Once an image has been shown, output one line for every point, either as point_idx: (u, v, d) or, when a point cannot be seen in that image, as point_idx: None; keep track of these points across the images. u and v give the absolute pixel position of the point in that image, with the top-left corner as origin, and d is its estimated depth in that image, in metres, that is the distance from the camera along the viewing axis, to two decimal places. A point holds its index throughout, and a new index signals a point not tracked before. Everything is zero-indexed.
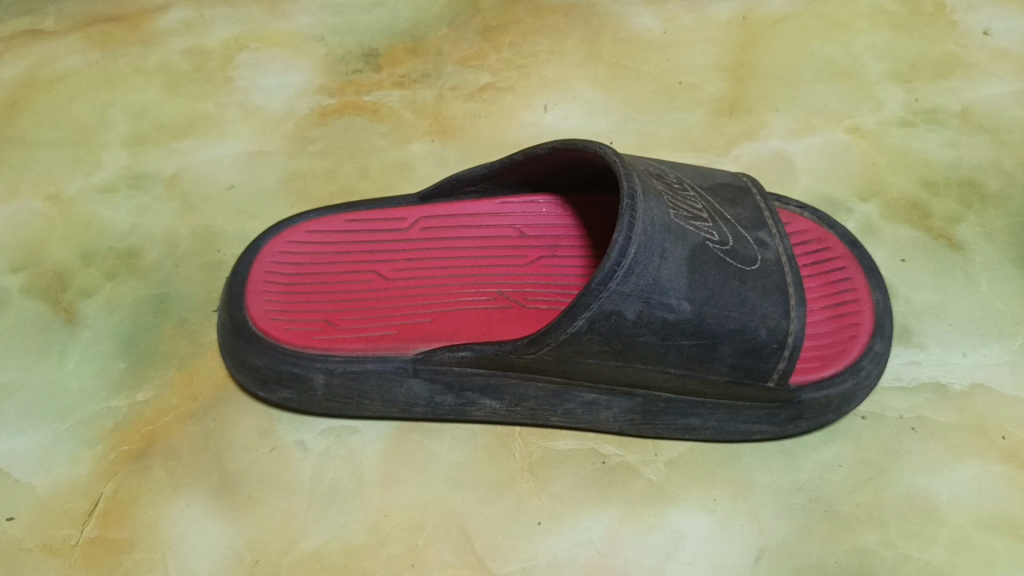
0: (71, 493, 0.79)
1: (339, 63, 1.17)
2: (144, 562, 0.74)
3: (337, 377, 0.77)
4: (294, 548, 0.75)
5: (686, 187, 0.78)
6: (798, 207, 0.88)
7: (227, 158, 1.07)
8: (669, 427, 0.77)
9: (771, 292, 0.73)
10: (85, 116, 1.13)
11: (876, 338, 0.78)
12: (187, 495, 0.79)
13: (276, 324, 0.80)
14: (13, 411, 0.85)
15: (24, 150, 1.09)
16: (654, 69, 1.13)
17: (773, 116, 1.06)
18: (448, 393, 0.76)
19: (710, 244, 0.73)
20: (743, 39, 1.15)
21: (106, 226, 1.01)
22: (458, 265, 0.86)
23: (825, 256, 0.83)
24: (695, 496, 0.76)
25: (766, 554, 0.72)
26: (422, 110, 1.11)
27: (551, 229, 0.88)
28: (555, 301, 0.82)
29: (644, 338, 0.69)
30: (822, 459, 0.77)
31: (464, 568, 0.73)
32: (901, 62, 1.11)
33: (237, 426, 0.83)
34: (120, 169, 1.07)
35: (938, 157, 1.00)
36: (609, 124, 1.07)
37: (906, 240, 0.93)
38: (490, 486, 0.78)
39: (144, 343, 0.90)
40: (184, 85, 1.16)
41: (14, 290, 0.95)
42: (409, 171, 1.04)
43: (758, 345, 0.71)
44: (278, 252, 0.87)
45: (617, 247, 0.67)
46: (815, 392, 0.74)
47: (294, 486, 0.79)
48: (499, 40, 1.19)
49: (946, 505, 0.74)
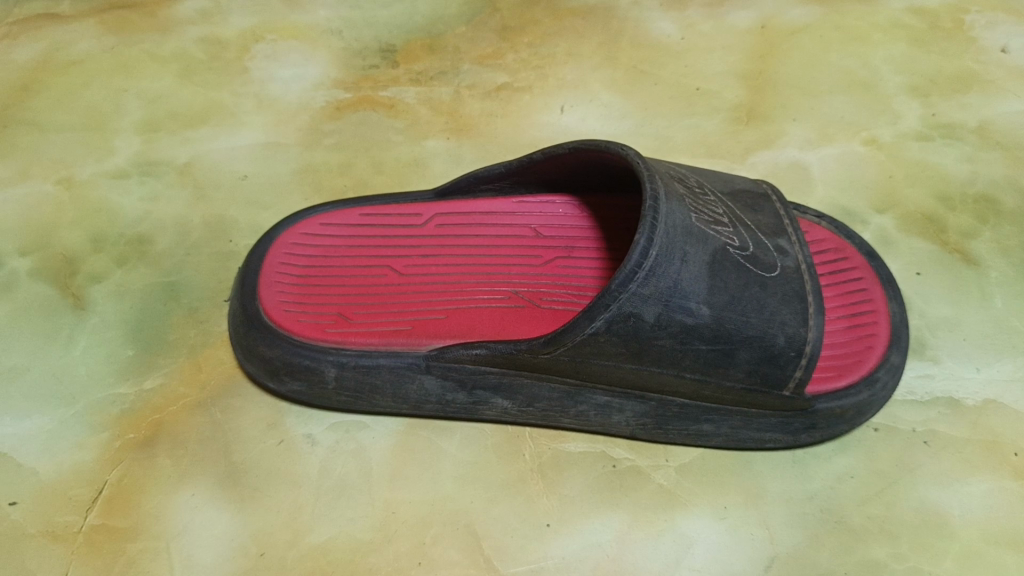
0: (75, 479, 0.78)
1: (356, 57, 1.17)
2: (147, 551, 0.74)
3: (349, 371, 0.76)
4: (299, 541, 0.74)
5: (707, 191, 0.78)
6: (816, 215, 0.88)
7: (241, 148, 1.07)
8: (682, 433, 0.76)
9: (790, 300, 0.72)
10: (98, 101, 1.12)
11: (892, 350, 0.77)
12: (193, 485, 0.78)
13: (289, 315, 0.80)
14: (18, 394, 0.84)
15: (36, 133, 1.08)
16: (672, 75, 1.13)
17: (790, 125, 1.06)
18: (460, 391, 0.76)
19: (731, 250, 0.72)
20: (761, 47, 1.15)
21: (117, 212, 1.00)
22: (473, 262, 0.85)
23: (843, 266, 0.83)
24: (705, 503, 0.75)
25: (776, 564, 0.72)
26: (438, 108, 1.10)
27: (567, 230, 0.87)
28: (570, 302, 0.82)
29: (662, 342, 0.68)
30: (835, 469, 0.77)
31: (471, 567, 0.72)
32: (918, 76, 1.11)
33: (246, 417, 0.82)
34: (132, 155, 1.06)
35: (954, 172, 1.00)
36: (625, 127, 1.07)
37: (922, 253, 0.92)
38: (499, 486, 0.77)
39: (153, 331, 0.89)
40: (199, 74, 1.15)
41: (23, 272, 0.94)
42: (424, 168, 1.03)
43: (776, 352, 0.70)
44: (292, 244, 0.87)
45: (639, 248, 0.66)
46: (829, 402, 0.73)
47: (301, 479, 0.78)
48: (516, 41, 1.19)
49: (957, 519, 0.73)
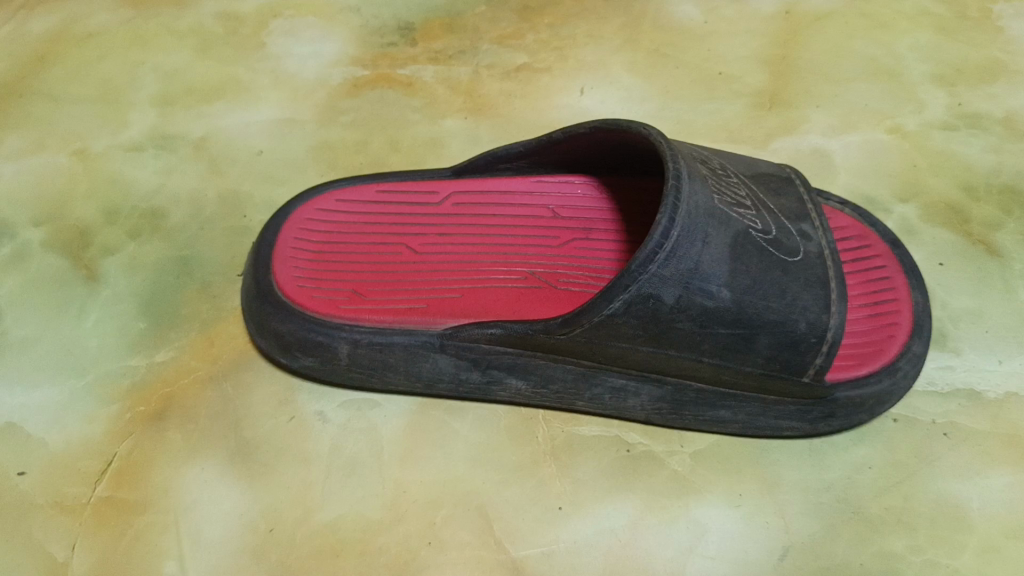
0: (85, 451, 0.78)
1: (374, 35, 1.15)
2: (155, 525, 0.73)
3: (362, 348, 0.75)
4: (309, 519, 0.73)
5: (729, 173, 0.77)
6: (839, 202, 0.87)
7: (256, 124, 1.06)
8: (698, 418, 0.75)
9: (813, 285, 0.71)
10: (114, 74, 1.11)
11: (915, 339, 0.76)
12: (203, 459, 0.77)
13: (302, 290, 0.79)
14: (29, 365, 0.84)
15: (51, 105, 1.08)
16: (694, 58, 1.11)
17: (813, 112, 1.04)
18: (474, 370, 0.75)
19: (754, 233, 0.71)
20: (784, 33, 1.13)
21: (131, 185, 0.99)
22: (489, 242, 0.84)
23: (865, 254, 0.82)
24: (721, 490, 0.74)
25: (791, 553, 0.71)
26: (456, 87, 1.09)
27: (585, 211, 0.86)
28: (588, 285, 0.81)
29: (681, 324, 0.67)
30: (852, 459, 0.76)
31: (481, 549, 0.71)
32: (944, 66, 1.09)
33: (258, 392, 0.81)
34: (147, 128, 1.05)
35: (979, 162, 0.99)
36: (645, 111, 1.06)
37: (945, 244, 0.91)
38: (511, 468, 0.76)
39: (166, 305, 0.88)
40: (216, 48, 1.14)
41: (35, 244, 0.93)
42: (441, 148, 1.02)
43: (797, 339, 0.69)
44: (307, 219, 0.86)
45: (660, 228, 0.65)
46: (849, 390, 0.72)
47: (312, 457, 0.77)
48: (537, 22, 1.17)
49: (976, 513, 0.72)
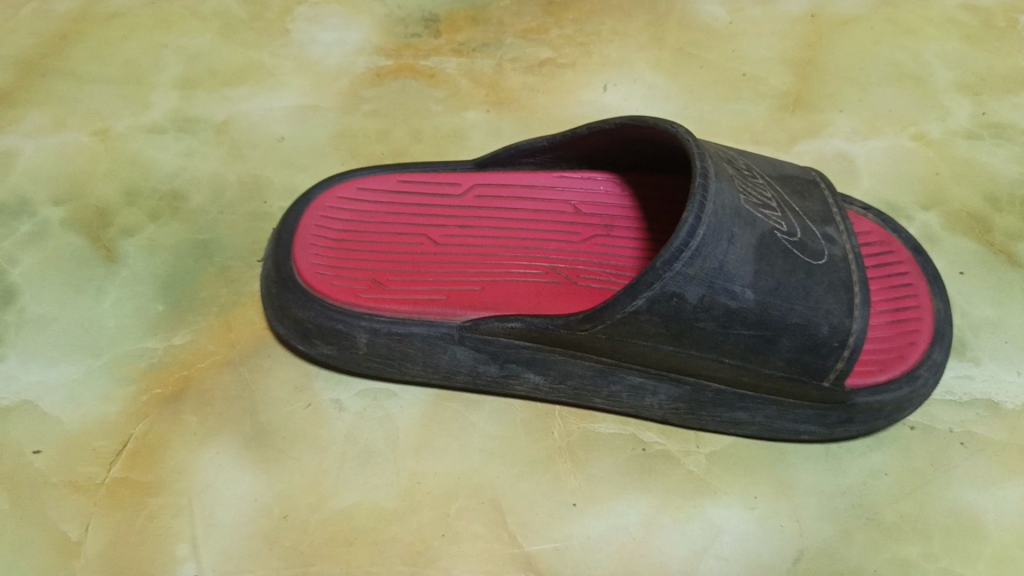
0: (101, 431, 0.78)
1: (398, 25, 1.15)
2: (169, 507, 0.73)
3: (381, 337, 0.75)
4: (323, 506, 0.73)
5: (755, 174, 0.76)
6: (863, 208, 0.86)
7: (278, 110, 1.05)
8: (715, 419, 0.75)
9: (836, 289, 0.71)
10: (137, 55, 1.11)
11: (935, 347, 0.75)
12: (218, 443, 0.77)
13: (322, 278, 0.78)
14: (47, 342, 0.84)
15: (73, 83, 1.08)
16: (718, 58, 1.11)
17: (837, 116, 1.04)
18: (492, 363, 0.74)
19: (779, 235, 0.71)
20: (810, 36, 1.13)
21: (152, 166, 0.99)
22: (510, 236, 0.84)
23: (888, 260, 0.81)
24: (735, 491, 0.74)
25: (805, 556, 0.71)
26: (479, 80, 1.09)
27: (607, 207, 0.86)
28: (608, 282, 0.80)
29: (704, 324, 0.67)
30: (868, 465, 0.75)
31: (494, 542, 0.71)
32: (970, 74, 1.08)
33: (274, 378, 0.81)
34: (168, 110, 1.05)
35: (1003, 172, 0.98)
36: (668, 109, 1.05)
37: (967, 253, 0.90)
38: (526, 462, 0.76)
39: (185, 288, 0.88)
40: (240, 33, 1.14)
41: (55, 222, 0.93)
42: (463, 140, 1.02)
43: (819, 342, 0.69)
44: (328, 206, 0.86)
45: (686, 226, 0.65)
46: (868, 396, 0.72)
47: (327, 444, 0.77)
48: (562, 17, 1.17)
49: (992, 523, 0.72)
